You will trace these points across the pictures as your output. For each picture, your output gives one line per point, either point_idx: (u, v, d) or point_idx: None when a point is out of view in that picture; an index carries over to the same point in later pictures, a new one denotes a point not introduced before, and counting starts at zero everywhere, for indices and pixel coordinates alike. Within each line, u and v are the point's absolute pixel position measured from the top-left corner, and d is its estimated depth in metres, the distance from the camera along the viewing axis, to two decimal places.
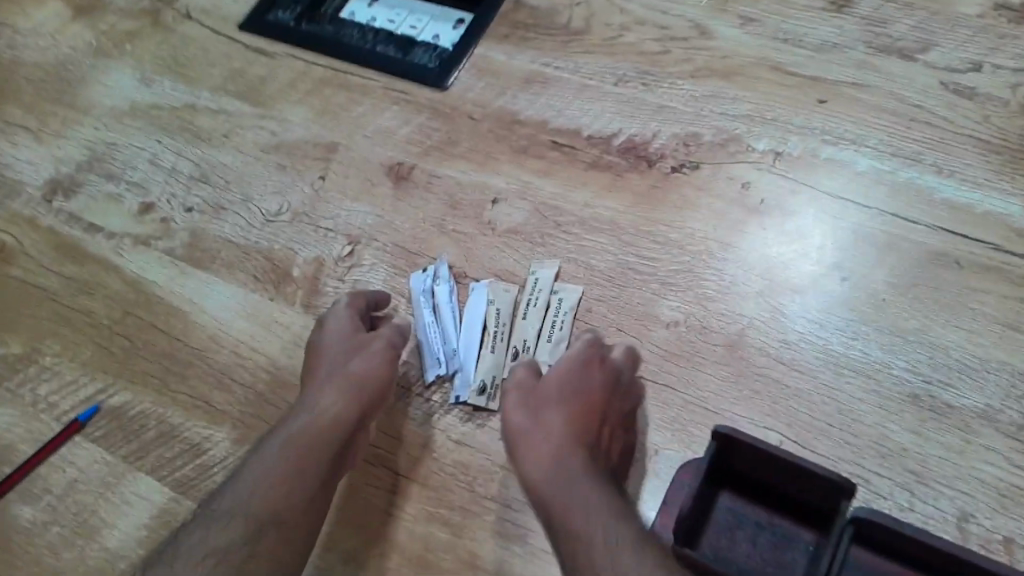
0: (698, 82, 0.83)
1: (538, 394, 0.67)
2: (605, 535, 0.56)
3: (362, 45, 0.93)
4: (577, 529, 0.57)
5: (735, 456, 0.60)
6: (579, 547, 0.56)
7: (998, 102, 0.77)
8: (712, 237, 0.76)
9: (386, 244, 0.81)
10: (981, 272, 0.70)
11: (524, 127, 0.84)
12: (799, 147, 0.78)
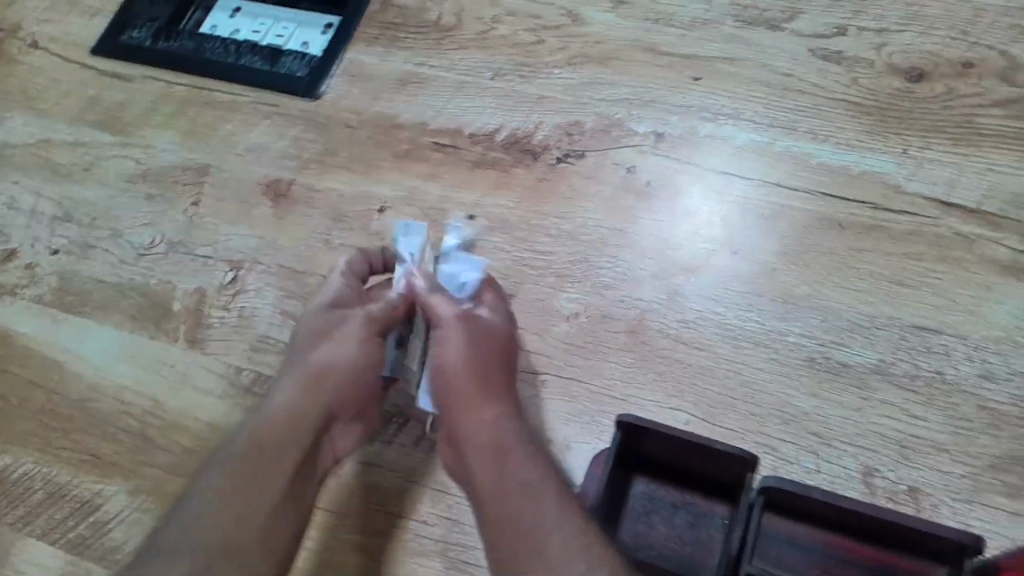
0: (576, 69, 0.82)
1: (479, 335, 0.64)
2: (559, 511, 0.53)
3: (226, 59, 0.88)
4: (492, 479, 0.57)
5: (648, 446, 0.60)
6: (496, 490, 0.56)
7: (864, 64, 0.79)
8: (604, 225, 0.75)
9: (269, 265, 0.77)
10: (864, 234, 0.72)
11: (404, 130, 0.81)
12: (679, 128, 0.78)
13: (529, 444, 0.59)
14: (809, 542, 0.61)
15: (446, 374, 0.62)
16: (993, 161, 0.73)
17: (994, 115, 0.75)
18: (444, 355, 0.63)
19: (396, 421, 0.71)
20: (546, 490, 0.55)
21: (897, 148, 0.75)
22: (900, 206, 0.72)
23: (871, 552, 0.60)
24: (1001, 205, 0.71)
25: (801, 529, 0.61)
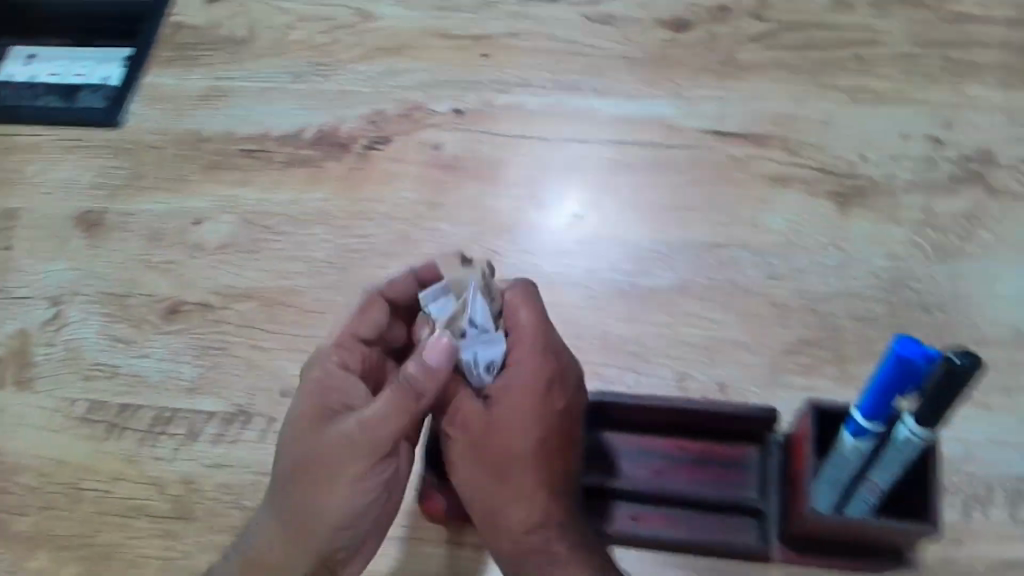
0: (370, 61, 0.85)
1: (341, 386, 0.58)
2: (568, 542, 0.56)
3: (21, 102, 0.88)
4: (501, 535, 0.57)
5: None
6: (515, 546, 0.57)
7: (635, 22, 0.85)
8: (417, 200, 0.79)
9: (93, 295, 0.78)
10: (651, 171, 0.78)
11: (211, 143, 0.83)
12: (476, 101, 0.82)
13: (540, 482, 0.57)
14: (634, 444, 0.67)
15: (512, 465, 0.57)
16: (757, 91, 0.81)
17: (752, 51, 0.83)
18: (511, 445, 0.56)
19: (241, 419, 0.71)
20: (556, 542, 0.56)
21: (670, 91, 0.81)
22: (679, 141, 0.79)
23: (687, 440, 0.67)
24: (768, 128, 0.79)
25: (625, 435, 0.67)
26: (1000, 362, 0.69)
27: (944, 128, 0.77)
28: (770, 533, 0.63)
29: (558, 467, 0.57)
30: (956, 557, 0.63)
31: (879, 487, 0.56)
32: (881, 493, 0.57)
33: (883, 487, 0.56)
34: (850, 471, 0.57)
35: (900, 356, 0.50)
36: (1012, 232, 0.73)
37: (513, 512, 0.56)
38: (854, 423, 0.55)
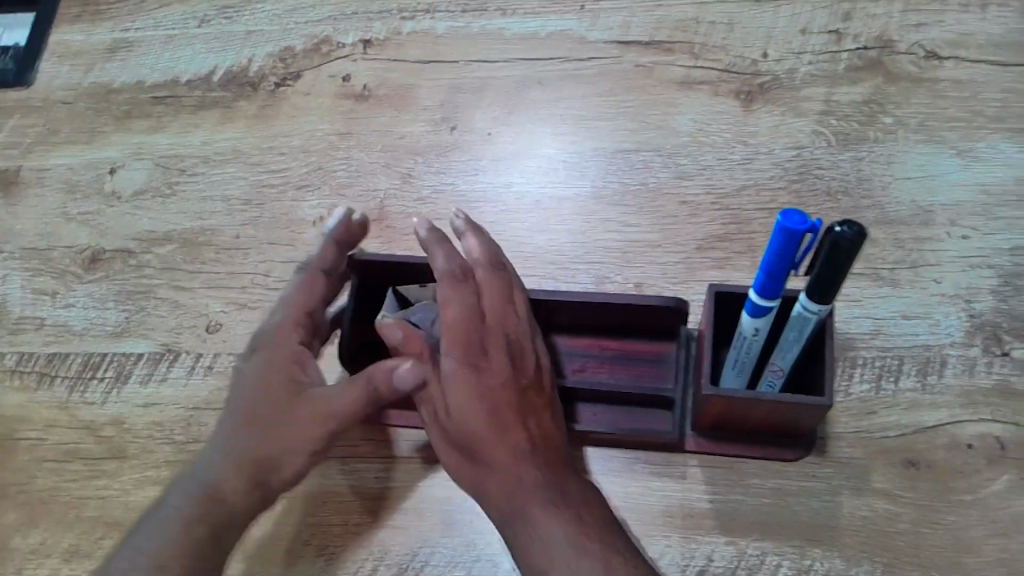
0: (277, 2, 0.86)
1: (282, 357, 0.59)
2: (564, 501, 0.53)
3: None
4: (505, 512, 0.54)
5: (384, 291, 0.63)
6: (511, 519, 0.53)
7: None
8: (330, 132, 0.79)
9: (13, 250, 0.78)
10: (559, 85, 0.79)
11: (121, 94, 0.84)
12: (382, 30, 0.83)
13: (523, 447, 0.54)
14: (557, 348, 0.66)
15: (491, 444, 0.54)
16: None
17: None
18: (474, 423, 0.55)
19: (167, 358, 0.72)
20: (556, 498, 0.53)
21: (575, 6, 0.82)
22: (586, 55, 0.80)
23: (607, 340, 0.66)
24: (671, 32, 0.80)
25: (546, 338, 0.67)
26: (910, 236, 0.69)
27: (842, 20, 0.78)
28: (685, 422, 0.63)
29: (553, 437, 0.57)
30: (877, 429, 0.63)
31: (782, 371, 0.56)
32: (785, 375, 0.57)
33: (784, 368, 0.56)
34: (750, 355, 0.56)
35: (782, 231, 0.47)
36: (912, 112, 0.74)
37: (529, 489, 0.53)
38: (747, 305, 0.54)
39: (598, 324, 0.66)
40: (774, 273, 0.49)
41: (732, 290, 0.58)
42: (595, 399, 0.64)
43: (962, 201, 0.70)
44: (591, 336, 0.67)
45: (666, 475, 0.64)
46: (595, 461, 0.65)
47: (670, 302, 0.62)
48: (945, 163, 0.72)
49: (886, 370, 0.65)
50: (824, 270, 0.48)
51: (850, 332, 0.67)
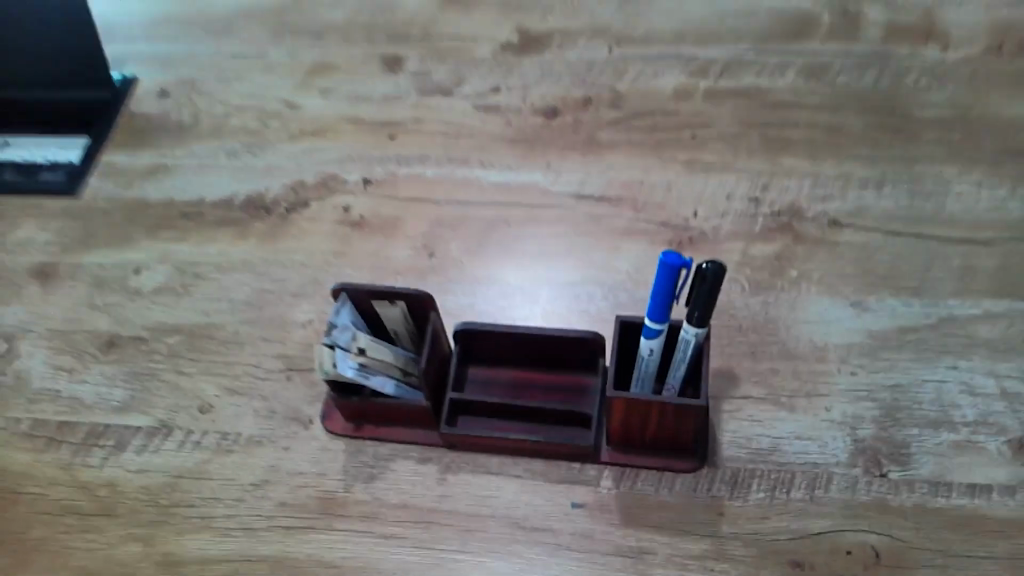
0: (295, 145, 1.03)
1: None
2: None
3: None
4: None
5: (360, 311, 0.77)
6: None
7: (515, 110, 1.04)
8: (326, 253, 0.93)
9: (42, 333, 0.91)
10: (521, 227, 0.94)
11: (154, 209, 1.00)
12: (380, 173, 0.99)
13: None
14: (501, 375, 0.81)
15: None
16: (611, 162, 0.98)
17: (607, 132, 1.00)
18: None
19: (161, 432, 0.83)
20: None
21: (542, 164, 0.98)
22: (547, 205, 0.95)
23: (542, 374, 0.81)
24: (617, 189, 0.95)
25: (492, 369, 0.81)
26: (808, 368, 0.81)
27: (761, 190, 0.93)
28: (602, 444, 0.77)
29: None
30: (773, 528, 0.73)
31: (674, 389, 0.73)
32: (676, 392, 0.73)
33: (676, 385, 0.72)
34: (648, 371, 0.72)
35: (667, 264, 0.66)
36: (815, 268, 0.87)
37: None
38: (646, 329, 0.71)
39: (534, 360, 0.81)
40: (660, 296, 0.68)
41: (629, 324, 0.73)
42: (528, 422, 0.78)
43: (853, 345, 0.82)
44: (528, 370, 0.81)
45: (583, 561, 0.72)
46: (528, 546, 0.73)
47: (589, 337, 0.77)
48: (841, 312, 0.84)
49: (780, 476, 0.75)
50: (699, 295, 0.67)
51: (755, 445, 0.77)
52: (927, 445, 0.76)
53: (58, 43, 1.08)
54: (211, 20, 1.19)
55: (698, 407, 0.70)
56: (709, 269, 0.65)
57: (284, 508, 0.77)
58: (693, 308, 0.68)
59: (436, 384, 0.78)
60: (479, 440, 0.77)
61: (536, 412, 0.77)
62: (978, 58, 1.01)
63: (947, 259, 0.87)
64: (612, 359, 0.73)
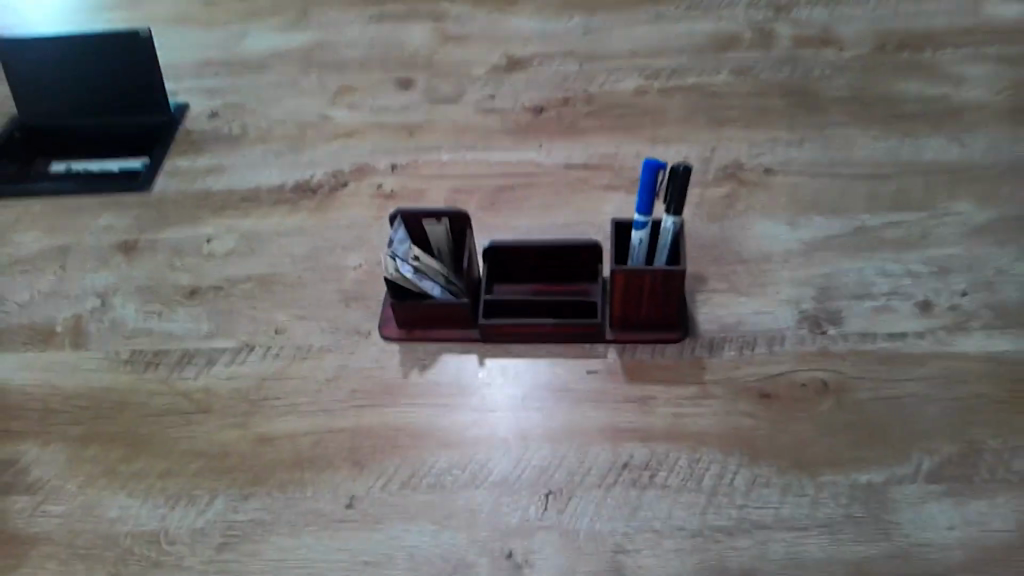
0: (331, 145, 1.25)
1: None
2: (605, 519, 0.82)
3: (69, 180, 1.25)
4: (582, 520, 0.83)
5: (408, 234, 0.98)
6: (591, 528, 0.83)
7: (509, 110, 1.28)
8: (366, 217, 1.14)
9: (129, 289, 1.09)
10: (524, 188, 1.16)
11: (216, 195, 1.20)
12: (404, 160, 1.22)
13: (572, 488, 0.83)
14: (522, 285, 1.02)
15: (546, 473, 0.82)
16: (590, 140, 1.22)
17: (585, 120, 1.25)
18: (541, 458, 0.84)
19: (245, 350, 1.01)
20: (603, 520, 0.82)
21: (535, 146, 1.22)
22: (542, 172, 1.18)
23: (554, 283, 1.02)
24: (597, 157, 1.19)
25: (513, 282, 1.02)
26: (760, 267, 1.03)
27: (710, 151, 1.18)
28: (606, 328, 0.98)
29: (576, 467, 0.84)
30: (744, 374, 0.94)
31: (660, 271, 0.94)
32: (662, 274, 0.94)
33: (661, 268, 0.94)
34: (639, 259, 0.94)
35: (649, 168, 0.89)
36: (759, 200, 1.11)
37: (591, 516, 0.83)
38: (635, 221, 0.93)
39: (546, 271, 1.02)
40: (644, 195, 0.91)
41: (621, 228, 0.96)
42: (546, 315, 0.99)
43: (792, 250, 1.05)
44: (542, 280, 1.02)
45: (601, 408, 0.92)
46: (555, 402, 0.93)
47: (590, 244, 0.98)
48: (781, 229, 1.07)
49: (746, 340, 0.96)
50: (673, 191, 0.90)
51: (724, 321, 0.98)
52: (855, 312, 0.98)
53: (128, 75, 1.31)
54: (248, 60, 1.43)
55: (680, 270, 0.92)
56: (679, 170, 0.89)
57: (355, 394, 0.96)
58: (670, 202, 0.91)
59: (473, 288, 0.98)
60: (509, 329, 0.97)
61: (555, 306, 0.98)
62: (867, 54, 1.29)
63: (859, 189, 1.11)
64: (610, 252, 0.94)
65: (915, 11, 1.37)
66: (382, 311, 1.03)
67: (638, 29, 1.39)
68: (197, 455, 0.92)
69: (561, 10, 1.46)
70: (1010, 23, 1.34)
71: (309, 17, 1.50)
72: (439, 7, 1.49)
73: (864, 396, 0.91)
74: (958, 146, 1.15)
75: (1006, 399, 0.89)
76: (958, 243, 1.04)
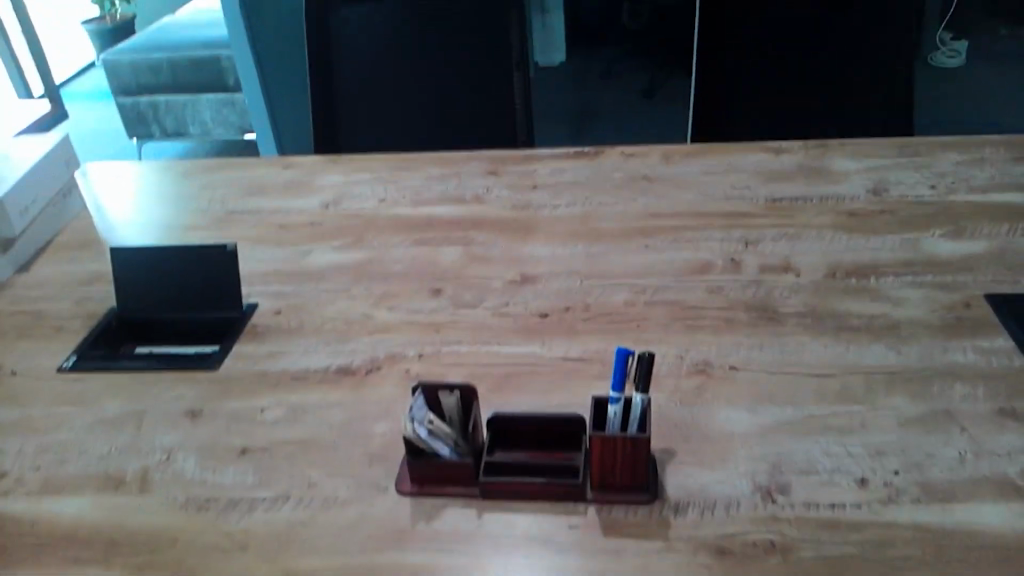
0: (370, 338, 1.51)
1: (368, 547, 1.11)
2: None
3: (150, 361, 1.51)
4: None
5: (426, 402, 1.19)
6: None
7: (519, 315, 1.54)
8: (394, 395, 1.36)
9: (190, 447, 1.30)
10: (527, 375, 1.38)
11: (271, 374, 1.44)
12: (430, 351, 1.46)
13: None
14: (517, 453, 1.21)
15: None
16: (584, 341, 1.46)
17: (581, 325, 1.50)
18: None
19: (282, 499, 1.19)
20: None
21: (539, 343, 1.46)
22: (543, 364, 1.40)
23: (545, 452, 1.21)
24: (589, 355, 1.42)
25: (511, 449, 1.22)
26: (722, 445, 1.22)
27: (684, 352, 1.41)
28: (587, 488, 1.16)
29: None
30: (703, 532, 1.09)
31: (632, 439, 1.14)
32: None
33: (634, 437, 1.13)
34: (615, 428, 1.13)
35: (619, 355, 1.10)
36: (723, 391, 1.31)
37: None
38: (611, 396, 1.13)
39: (539, 441, 1.21)
40: (617, 377, 1.11)
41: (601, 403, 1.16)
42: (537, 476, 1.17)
43: (749, 433, 1.23)
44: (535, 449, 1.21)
45: (580, 556, 1.08)
46: (539, 549, 1.09)
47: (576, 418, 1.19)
48: (741, 416, 1.26)
49: (706, 504, 1.13)
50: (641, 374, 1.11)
51: (688, 489, 1.16)
52: (801, 484, 1.15)
53: (210, 279, 1.58)
54: (308, 271, 1.73)
55: (644, 437, 1.11)
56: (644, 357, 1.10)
57: (371, 538, 1.13)
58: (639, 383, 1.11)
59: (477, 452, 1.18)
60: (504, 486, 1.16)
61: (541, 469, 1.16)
62: (821, 280, 1.55)
63: (808, 385, 1.31)
64: (591, 422, 1.14)
65: (863, 246, 1.64)
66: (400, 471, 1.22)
67: (632, 256, 1.68)
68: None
69: (568, 238, 1.76)
70: (944, 257, 1.59)
71: (361, 238, 1.82)
72: (469, 234, 1.81)
73: (805, 554, 1.05)
74: (895, 353, 1.36)
75: (927, 562, 1.03)
76: (892, 431, 1.21)
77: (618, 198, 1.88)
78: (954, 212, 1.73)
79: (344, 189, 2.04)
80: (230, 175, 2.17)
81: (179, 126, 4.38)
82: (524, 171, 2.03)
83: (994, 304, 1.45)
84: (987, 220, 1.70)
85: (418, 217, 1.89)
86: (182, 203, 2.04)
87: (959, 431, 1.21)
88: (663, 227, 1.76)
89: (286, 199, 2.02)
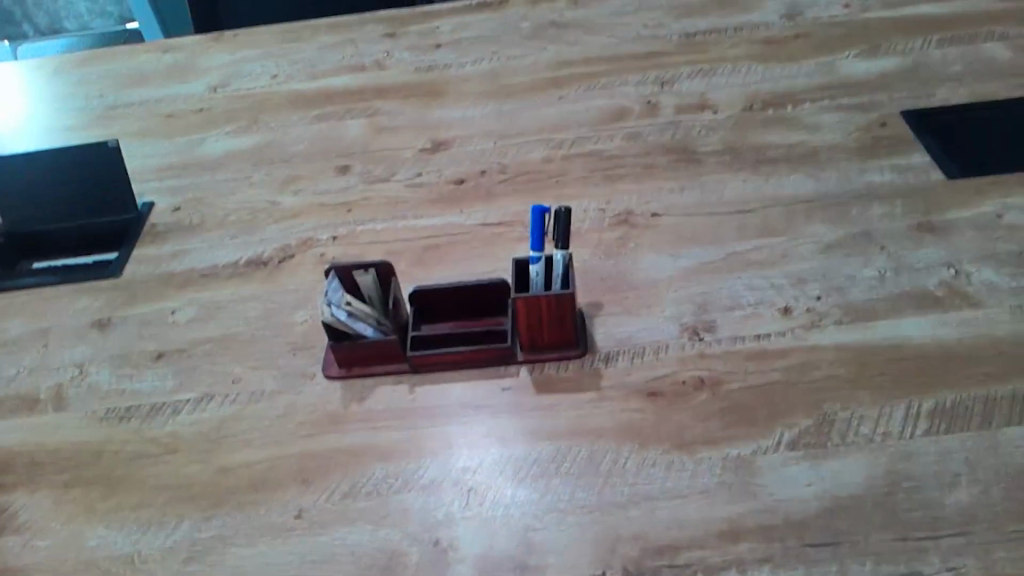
0: (280, 225, 1.43)
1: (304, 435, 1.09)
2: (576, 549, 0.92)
3: (47, 275, 1.41)
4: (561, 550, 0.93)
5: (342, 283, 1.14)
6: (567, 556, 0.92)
7: (433, 184, 1.48)
8: (311, 281, 1.31)
9: (102, 359, 1.24)
10: (447, 245, 1.34)
11: (179, 274, 1.37)
12: (343, 232, 1.40)
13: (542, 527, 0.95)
14: (443, 324, 1.18)
15: None
16: (502, 203, 1.41)
17: (498, 187, 1.45)
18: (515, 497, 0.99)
19: (206, 399, 1.15)
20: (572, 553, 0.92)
21: (456, 211, 1.41)
22: (462, 233, 1.36)
23: (472, 320, 1.18)
24: (509, 217, 1.38)
25: (436, 322, 1.19)
26: (648, 292, 1.21)
27: (605, 203, 1.37)
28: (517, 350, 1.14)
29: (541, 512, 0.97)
30: (634, 379, 1.09)
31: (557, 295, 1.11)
32: None
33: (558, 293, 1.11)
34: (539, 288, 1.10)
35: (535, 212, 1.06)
36: (646, 238, 1.29)
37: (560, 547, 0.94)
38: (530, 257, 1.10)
39: (464, 311, 1.18)
40: (535, 236, 1.08)
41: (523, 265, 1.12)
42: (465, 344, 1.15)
43: (674, 277, 1.22)
44: (461, 319, 1.19)
45: (515, 417, 1.07)
46: (474, 413, 1.08)
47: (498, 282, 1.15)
48: (665, 261, 1.25)
49: (636, 352, 1.13)
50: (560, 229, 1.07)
51: (617, 339, 1.15)
52: (728, 320, 1.15)
53: (98, 180, 1.47)
54: (206, 162, 1.62)
55: (568, 293, 1.08)
56: (559, 211, 1.06)
57: (302, 425, 1.10)
58: (558, 238, 1.07)
59: (400, 328, 1.15)
60: (432, 358, 1.13)
61: (468, 337, 1.14)
62: (738, 114, 1.51)
63: (730, 223, 1.29)
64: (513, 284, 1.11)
65: (778, 76, 1.60)
66: (325, 357, 1.18)
67: (545, 110, 1.61)
68: (166, 485, 1.06)
69: (478, 98, 1.67)
70: (859, 78, 1.56)
71: (258, 121, 1.71)
72: (373, 104, 1.71)
73: (734, 388, 1.06)
74: (814, 181, 1.34)
75: (851, 380, 1.05)
76: (813, 259, 1.22)
77: (526, 51, 1.79)
78: (868, 30, 1.69)
79: (234, 69, 1.89)
80: (108, 67, 1.99)
81: (54, 22, 4.02)
82: (425, 31, 1.91)
83: (910, 120, 1.44)
84: (900, 35, 1.66)
85: (317, 91, 1.77)
86: (62, 103, 1.87)
87: (879, 251, 1.21)
88: (575, 76, 1.68)
89: (173, 87, 1.87)
